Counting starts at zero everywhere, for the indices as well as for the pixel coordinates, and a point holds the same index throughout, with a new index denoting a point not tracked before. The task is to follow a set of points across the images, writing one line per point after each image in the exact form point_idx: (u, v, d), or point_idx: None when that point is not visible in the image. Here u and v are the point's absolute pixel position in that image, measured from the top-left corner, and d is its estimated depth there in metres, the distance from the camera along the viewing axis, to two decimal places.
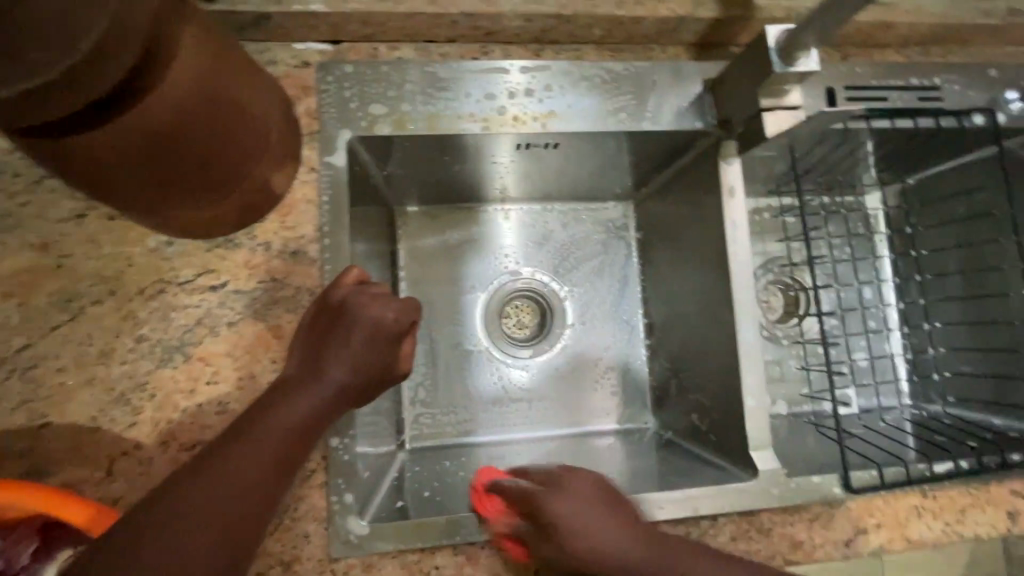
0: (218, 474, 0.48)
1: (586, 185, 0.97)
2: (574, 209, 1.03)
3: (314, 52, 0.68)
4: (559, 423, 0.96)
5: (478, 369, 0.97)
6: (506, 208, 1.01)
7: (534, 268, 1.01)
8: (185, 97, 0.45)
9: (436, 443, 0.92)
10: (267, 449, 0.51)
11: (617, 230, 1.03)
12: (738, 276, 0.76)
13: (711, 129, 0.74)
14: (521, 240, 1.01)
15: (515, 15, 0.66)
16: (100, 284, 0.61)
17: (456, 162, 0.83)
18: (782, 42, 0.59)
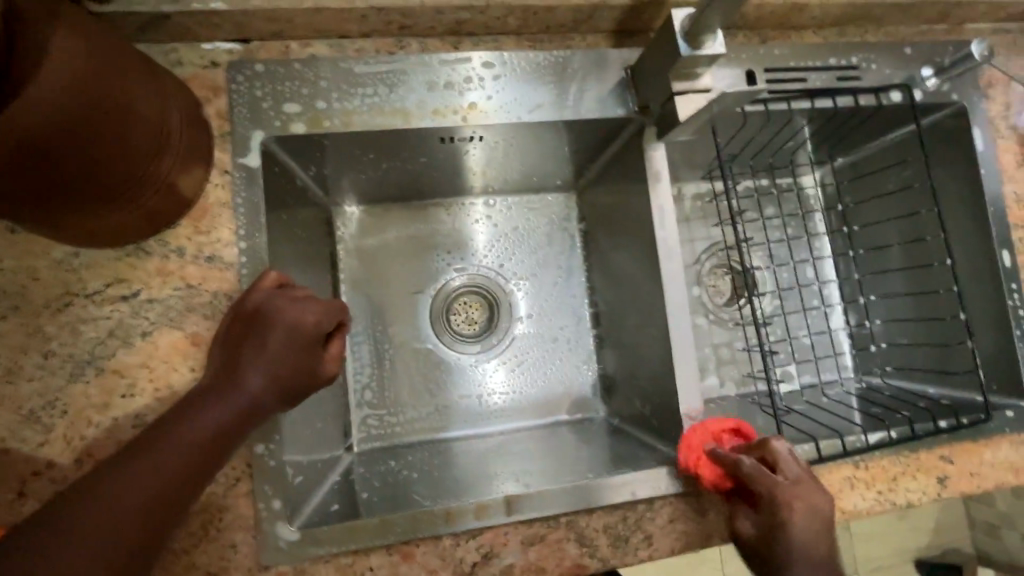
0: (115, 487, 0.45)
1: (525, 178, 0.96)
2: (517, 202, 1.02)
3: (222, 51, 0.66)
4: (511, 416, 0.96)
5: (427, 367, 0.96)
6: (448, 204, 1.00)
7: (479, 263, 1.00)
8: (66, 100, 0.43)
9: (386, 444, 0.91)
10: (174, 462, 0.49)
11: (560, 221, 1.03)
12: (666, 260, 0.77)
13: (634, 116, 0.74)
14: (465, 235, 1.00)
15: (424, 8, 0.65)
16: (3, 299, 0.59)
17: (387, 160, 0.82)
18: (687, 26, 0.60)
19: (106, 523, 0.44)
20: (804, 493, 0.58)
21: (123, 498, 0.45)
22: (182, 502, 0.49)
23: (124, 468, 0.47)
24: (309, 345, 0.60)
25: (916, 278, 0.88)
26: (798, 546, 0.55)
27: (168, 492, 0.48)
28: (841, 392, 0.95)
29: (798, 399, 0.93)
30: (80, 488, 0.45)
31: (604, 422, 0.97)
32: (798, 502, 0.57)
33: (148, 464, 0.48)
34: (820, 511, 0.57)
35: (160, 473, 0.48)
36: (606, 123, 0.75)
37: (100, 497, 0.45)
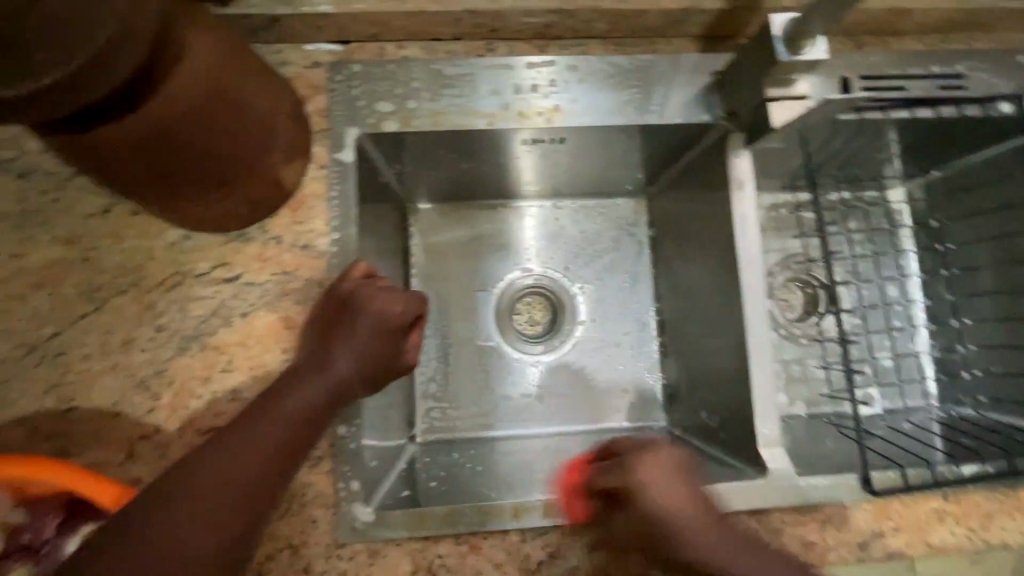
0: (225, 457, 0.49)
1: (597, 180, 0.96)
2: (585, 206, 1.02)
3: (324, 52, 0.70)
4: (569, 419, 0.96)
5: (490, 366, 0.97)
6: (517, 206, 1.01)
7: (545, 267, 1.01)
8: (195, 98, 0.48)
9: (447, 437, 0.92)
10: (275, 437, 0.52)
11: (628, 227, 1.02)
12: (746, 272, 0.74)
13: (719, 121, 0.73)
14: (531, 237, 1.01)
15: (517, 11, 0.66)
16: (123, 275, 0.64)
17: (466, 161, 0.84)
18: (788, 30, 0.58)
19: (217, 488, 0.48)
20: (651, 463, 0.55)
21: (230, 466, 0.49)
22: (282, 476, 0.52)
23: (231, 437, 0.51)
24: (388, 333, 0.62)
25: (1015, 304, 0.81)
26: (681, 533, 0.52)
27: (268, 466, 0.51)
28: (925, 418, 0.89)
29: (877, 424, 0.88)
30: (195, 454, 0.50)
31: (664, 431, 0.96)
32: (646, 461, 0.55)
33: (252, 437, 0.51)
34: (665, 465, 0.55)
35: (261, 446, 0.51)
36: (688, 129, 0.74)
37: (214, 463, 0.49)
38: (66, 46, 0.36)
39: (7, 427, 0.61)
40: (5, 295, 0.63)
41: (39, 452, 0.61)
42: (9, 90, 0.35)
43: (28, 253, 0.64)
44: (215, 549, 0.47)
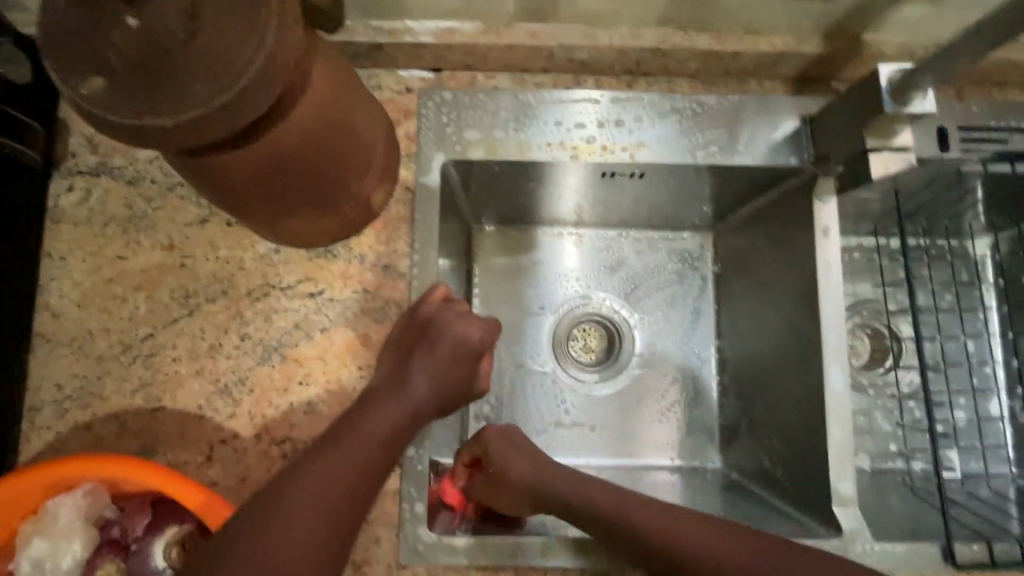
0: (317, 475, 0.51)
1: (665, 213, 0.94)
2: (649, 237, 0.99)
3: (417, 79, 0.72)
4: (619, 453, 0.92)
5: (540, 393, 0.94)
6: (579, 233, 0.99)
7: (604, 295, 0.97)
8: (311, 123, 0.50)
9: None
10: (362, 457, 0.54)
11: (691, 261, 0.99)
12: (829, 334, 0.73)
13: (807, 167, 0.71)
14: (591, 263, 0.98)
15: (612, 49, 0.67)
16: (215, 283, 0.67)
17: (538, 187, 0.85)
18: (896, 82, 0.57)
19: (311, 506, 0.50)
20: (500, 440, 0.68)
21: (322, 483, 0.51)
22: (367, 496, 0.53)
23: (320, 458, 0.53)
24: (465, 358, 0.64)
25: None
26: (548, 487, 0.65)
27: (354, 485, 0.52)
28: (1004, 486, 0.82)
29: (956, 489, 0.81)
30: (289, 472, 0.52)
31: (719, 474, 0.91)
32: (491, 435, 0.68)
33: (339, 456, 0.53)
34: (510, 437, 0.68)
35: (349, 466, 0.53)
36: (773, 172, 0.73)
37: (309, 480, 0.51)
38: (218, 80, 0.38)
39: (101, 421, 0.64)
40: (108, 295, 0.67)
41: (127, 447, 0.64)
42: (166, 119, 0.38)
43: (131, 256, 0.67)
44: (314, 559, 0.49)
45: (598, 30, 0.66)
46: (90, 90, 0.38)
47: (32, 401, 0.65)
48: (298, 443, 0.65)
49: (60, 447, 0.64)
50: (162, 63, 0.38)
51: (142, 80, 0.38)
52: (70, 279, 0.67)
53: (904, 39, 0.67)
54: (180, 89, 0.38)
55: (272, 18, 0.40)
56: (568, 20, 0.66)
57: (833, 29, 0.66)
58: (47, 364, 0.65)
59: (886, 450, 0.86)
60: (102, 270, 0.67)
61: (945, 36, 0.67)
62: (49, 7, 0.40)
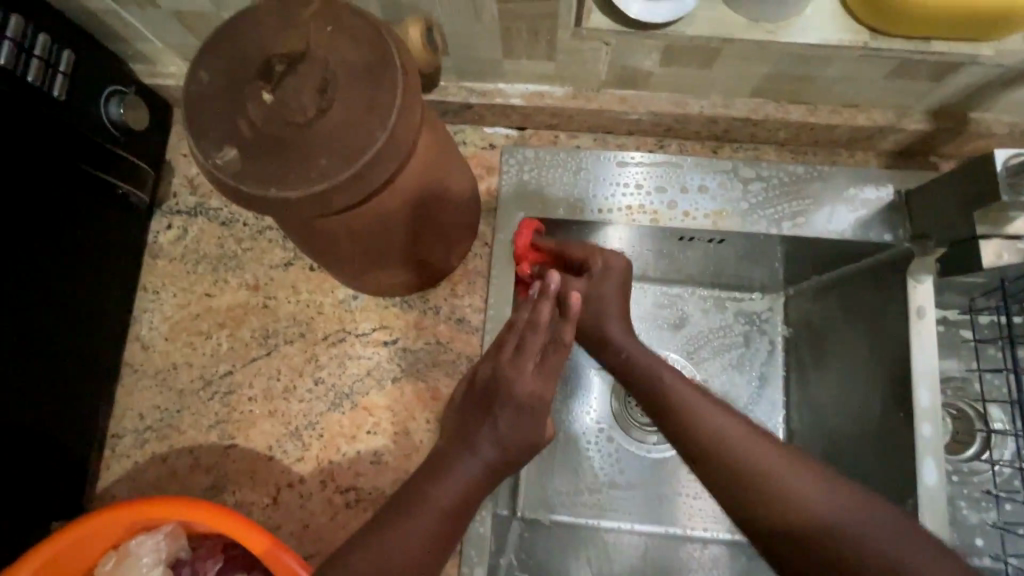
0: (394, 539, 0.54)
1: (733, 272, 0.83)
2: (714, 292, 0.87)
3: (501, 136, 0.73)
4: (671, 525, 0.81)
5: (586, 454, 0.83)
6: (643, 285, 0.87)
7: (665, 351, 0.86)
8: (411, 189, 0.51)
9: (533, 520, 0.80)
10: (432, 526, 0.54)
11: (760, 323, 0.87)
12: (922, 422, 0.65)
13: (902, 243, 0.68)
14: (655, 318, 0.87)
15: (702, 116, 0.67)
16: (295, 325, 0.69)
17: (605, 246, 0.77)
18: (1014, 168, 0.54)
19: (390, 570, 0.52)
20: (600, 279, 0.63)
21: (398, 551, 0.53)
22: (442, 553, 0.55)
23: (395, 529, 0.54)
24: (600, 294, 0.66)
25: None
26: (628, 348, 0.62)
27: (430, 544, 0.54)
28: None
29: None
30: (364, 538, 0.54)
31: None
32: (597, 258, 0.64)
33: (410, 524, 0.54)
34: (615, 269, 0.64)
35: (422, 535, 0.54)
36: (864, 247, 0.70)
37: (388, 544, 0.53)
38: (341, 159, 0.40)
39: (176, 453, 0.66)
40: (193, 330, 0.69)
41: (198, 482, 0.66)
42: (290, 193, 0.40)
43: (218, 294, 0.70)
44: None
45: (688, 98, 0.66)
46: (225, 162, 0.41)
47: (115, 429, 0.67)
48: (363, 492, 0.64)
49: (136, 476, 0.66)
50: (291, 139, 0.40)
51: (269, 156, 0.41)
52: (160, 312, 0.70)
53: (1014, 118, 0.64)
54: (306, 166, 0.40)
55: (397, 97, 0.41)
56: (659, 88, 0.66)
57: (937, 106, 0.64)
58: (132, 393, 0.68)
59: (973, 545, 0.77)
60: (190, 306, 0.70)
61: None
62: (191, 76, 0.43)
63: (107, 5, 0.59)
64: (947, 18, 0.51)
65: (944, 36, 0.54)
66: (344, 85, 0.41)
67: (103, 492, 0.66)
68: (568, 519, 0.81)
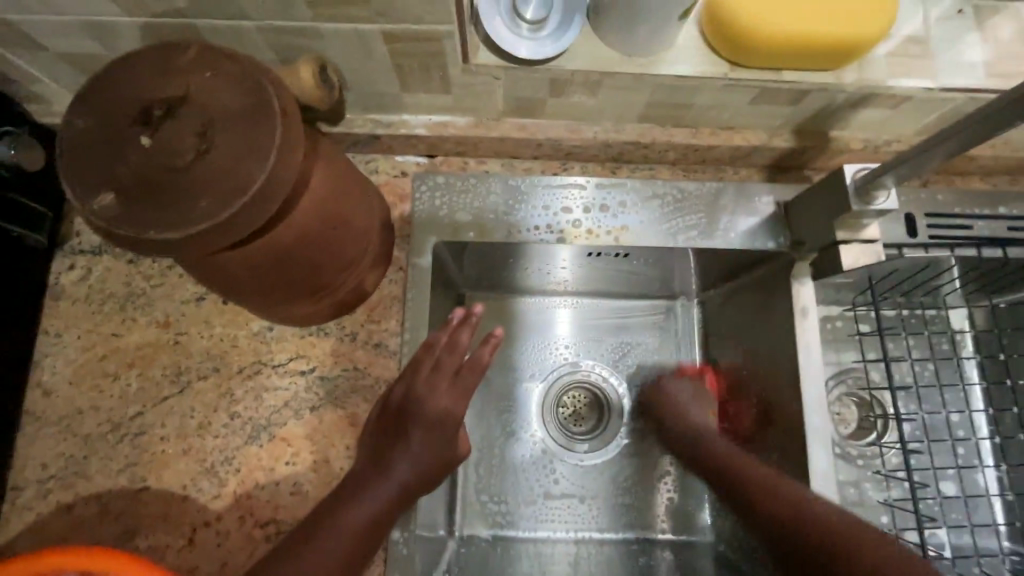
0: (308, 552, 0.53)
1: (646, 283, 0.87)
2: (631, 302, 0.92)
3: (412, 164, 0.76)
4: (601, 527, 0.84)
5: (517, 468, 0.84)
6: (564, 300, 0.91)
7: (589, 359, 0.90)
8: (309, 220, 0.53)
9: (469, 533, 0.81)
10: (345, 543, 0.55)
11: (674, 327, 0.91)
12: (811, 413, 0.71)
13: (783, 250, 0.74)
14: (577, 331, 0.90)
15: (596, 141, 0.71)
16: (208, 360, 0.68)
17: (522, 264, 0.80)
18: (860, 180, 0.61)
19: None
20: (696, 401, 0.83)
21: None
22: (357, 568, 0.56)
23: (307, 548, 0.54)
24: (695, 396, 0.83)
25: None
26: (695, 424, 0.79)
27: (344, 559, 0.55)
28: (997, 566, 0.79)
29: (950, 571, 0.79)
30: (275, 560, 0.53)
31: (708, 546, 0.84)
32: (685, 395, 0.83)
33: (323, 545, 0.54)
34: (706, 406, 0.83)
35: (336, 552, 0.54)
36: (752, 254, 0.76)
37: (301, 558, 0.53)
38: (221, 198, 0.42)
39: (83, 502, 0.64)
40: (100, 372, 0.68)
41: (107, 529, 0.63)
42: (172, 234, 0.41)
43: (126, 333, 0.69)
44: None
45: (583, 124, 0.71)
46: (102, 208, 0.42)
47: (15, 481, 0.64)
48: (283, 525, 0.64)
49: (38, 530, 0.63)
50: (172, 182, 0.42)
51: (149, 198, 0.42)
52: (63, 356, 0.68)
53: (868, 135, 0.72)
54: (187, 207, 0.42)
55: (276, 137, 0.43)
56: (555, 116, 0.70)
57: (803, 126, 0.72)
58: (33, 443, 0.65)
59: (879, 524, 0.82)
60: (96, 347, 0.68)
61: (907, 132, 0.72)
62: (68, 123, 0.44)
63: None
64: (791, 53, 0.58)
65: (792, 67, 0.61)
66: (222, 128, 0.43)
67: (1, 550, 0.63)
68: (503, 535, 0.82)
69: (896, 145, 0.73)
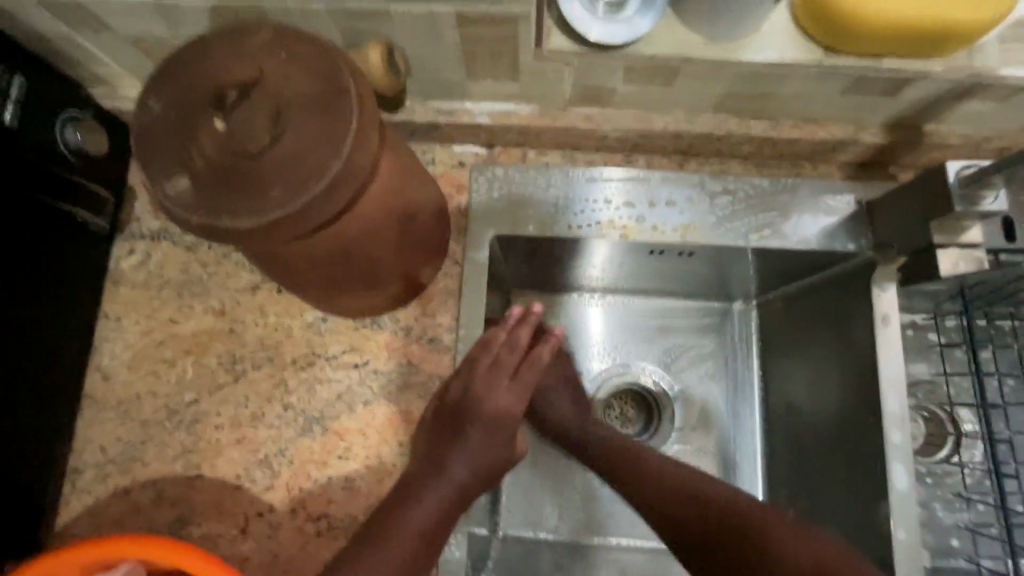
0: (370, 553, 0.52)
1: (708, 284, 0.83)
2: (687, 303, 0.87)
3: (470, 154, 0.73)
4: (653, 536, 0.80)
5: (566, 470, 0.81)
6: (617, 298, 0.87)
7: (642, 361, 0.85)
8: (374, 209, 0.51)
9: (517, 535, 0.78)
10: (405, 546, 0.53)
11: (733, 331, 0.87)
12: (892, 429, 0.66)
13: (865, 253, 0.69)
14: (630, 331, 0.86)
15: (666, 132, 0.68)
16: (262, 350, 0.68)
17: (579, 261, 0.76)
18: (966, 179, 0.56)
19: None
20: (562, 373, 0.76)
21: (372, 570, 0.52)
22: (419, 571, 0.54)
23: (368, 551, 0.53)
24: (570, 389, 0.75)
25: None
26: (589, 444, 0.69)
27: (406, 561, 0.53)
28: None
29: None
30: (338, 562, 0.52)
31: None
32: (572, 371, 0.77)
33: (385, 547, 0.53)
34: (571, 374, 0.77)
35: (397, 555, 0.53)
36: (828, 256, 0.71)
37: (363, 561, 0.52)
38: (295, 186, 0.40)
39: (139, 486, 0.64)
40: (158, 358, 0.68)
41: (162, 515, 0.64)
42: (248, 223, 0.40)
43: (183, 320, 0.69)
44: None
45: (653, 114, 0.67)
46: (177, 191, 0.40)
47: (75, 463, 0.65)
48: (334, 520, 0.63)
49: (97, 512, 0.64)
50: (246, 168, 0.40)
51: (224, 184, 0.40)
52: (123, 341, 0.68)
53: (968, 131, 0.67)
54: (262, 193, 0.40)
55: (351, 123, 0.41)
56: (623, 105, 0.67)
57: (893, 120, 0.66)
58: (92, 426, 0.66)
59: (953, 550, 0.77)
60: (155, 333, 0.68)
61: (1011, 128, 0.66)
62: (141, 105, 0.42)
63: (63, 30, 0.58)
64: (894, 39, 0.53)
65: (892, 54, 0.56)
66: (297, 112, 0.41)
67: (62, 529, 0.64)
68: (551, 537, 0.78)
69: (998, 142, 0.67)
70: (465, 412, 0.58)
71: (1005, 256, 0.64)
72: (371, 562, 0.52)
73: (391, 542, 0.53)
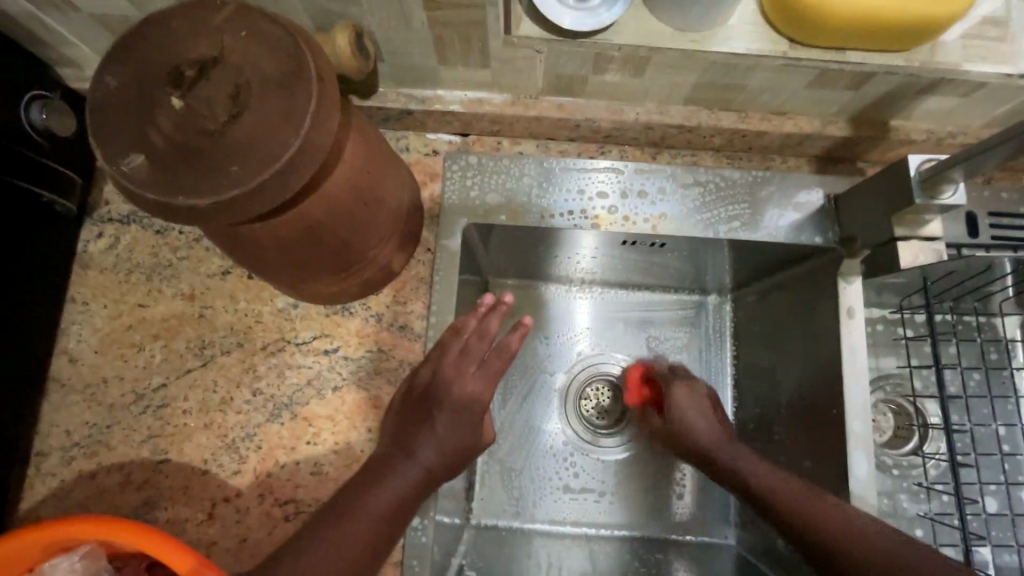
0: (332, 535, 0.52)
1: (681, 276, 0.84)
2: (662, 296, 0.88)
3: (444, 142, 0.73)
4: (622, 525, 0.81)
5: (539, 458, 0.82)
6: (593, 290, 0.88)
7: (617, 352, 0.86)
8: (339, 195, 0.51)
9: (490, 521, 0.79)
10: (368, 529, 0.53)
11: (706, 324, 0.88)
12: (854, 419, 0.67)
13: (832, 246, 0.70)
14: (606, 322, 0.87)
15: (638, 123, 0.68)
16: (232, 335, 0.67)
17: (554, 251, 0.77)
18: (926, 173, 0.57)
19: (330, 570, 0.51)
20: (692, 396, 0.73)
21: (333, 553, 0.51)
22: (381, 554, 0.54)
23: (331, 532, 0.53)
24: (703, 397, 0.73)
25: None
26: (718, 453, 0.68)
27: (369, 543, 0.53)
28: None
29: None
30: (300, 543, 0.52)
31: (732, 551, 0.80)
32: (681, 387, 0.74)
33: (348, 529, 0.53)
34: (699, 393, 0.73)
35: (361, 537, 0.53)
36: (797, 249, 0.72)
37: (325, 542, 0.52)
38: (252, 164, 0.40)
39: (105, 470, 0.64)
40: (126, 342, 0.67)
41: (128, 499, 0.63)
42: (204, 200, 0.40)
43: (151, 304, 0.68)
44: None
45: (626, 105, 0.68)
46: (133, 168, 0.40)
47: (40, 447, 0.65)
48: (302, 505, 0.63)
49: (62, 497, 0.63)
50: (204, 147, 0.40)
51: (181, 162, 0.40)
52: (90, 324, 0.68)
53: (932, 126, 0.68)
54: (218, 172, 0.40)
55: (312, 104, 0.41)
56: (595, 96, 0.67)
57: (860, 114, 0.67)
58: (58, 410, 0.65)
59: (914, 538, 0.78)
60: (123, 317, 0.68)
61: (972, 124, 0.67)
62: (99, 82, 0.42)
63: (26, 8, 0.57)
64: (856, 33, 0.54)
65: (857, 48, 0.57)
66: (258, 91, 0.41)
67: (26, 514, 0.63)
68: (519, 525, 0.79)
69: (961, 137, 0.68)
70: (430, 399, 0.59)
71: (964, 249, 0.65)
72: (332, 545, 0.52)
73: (355, 524, 0.53)
